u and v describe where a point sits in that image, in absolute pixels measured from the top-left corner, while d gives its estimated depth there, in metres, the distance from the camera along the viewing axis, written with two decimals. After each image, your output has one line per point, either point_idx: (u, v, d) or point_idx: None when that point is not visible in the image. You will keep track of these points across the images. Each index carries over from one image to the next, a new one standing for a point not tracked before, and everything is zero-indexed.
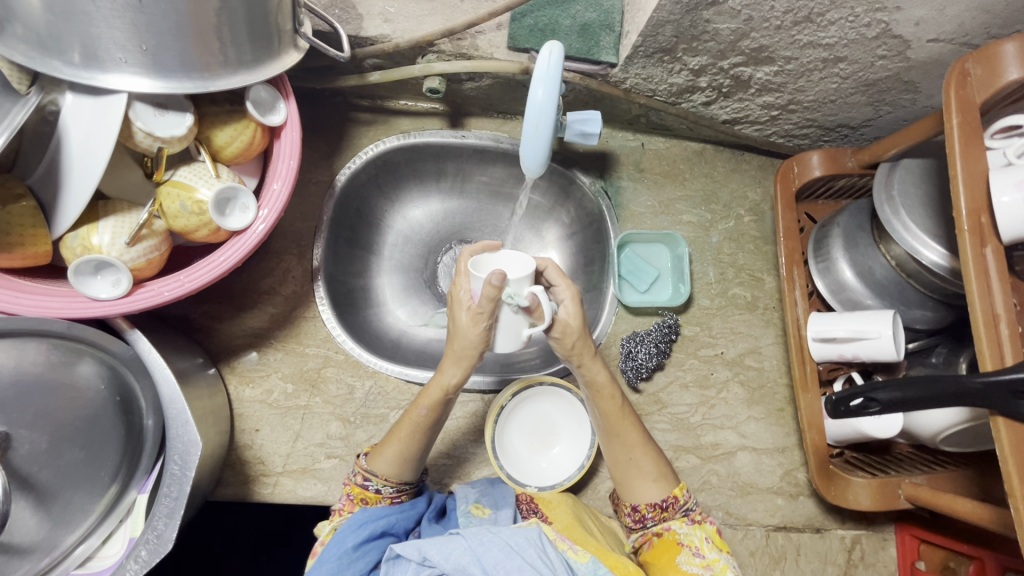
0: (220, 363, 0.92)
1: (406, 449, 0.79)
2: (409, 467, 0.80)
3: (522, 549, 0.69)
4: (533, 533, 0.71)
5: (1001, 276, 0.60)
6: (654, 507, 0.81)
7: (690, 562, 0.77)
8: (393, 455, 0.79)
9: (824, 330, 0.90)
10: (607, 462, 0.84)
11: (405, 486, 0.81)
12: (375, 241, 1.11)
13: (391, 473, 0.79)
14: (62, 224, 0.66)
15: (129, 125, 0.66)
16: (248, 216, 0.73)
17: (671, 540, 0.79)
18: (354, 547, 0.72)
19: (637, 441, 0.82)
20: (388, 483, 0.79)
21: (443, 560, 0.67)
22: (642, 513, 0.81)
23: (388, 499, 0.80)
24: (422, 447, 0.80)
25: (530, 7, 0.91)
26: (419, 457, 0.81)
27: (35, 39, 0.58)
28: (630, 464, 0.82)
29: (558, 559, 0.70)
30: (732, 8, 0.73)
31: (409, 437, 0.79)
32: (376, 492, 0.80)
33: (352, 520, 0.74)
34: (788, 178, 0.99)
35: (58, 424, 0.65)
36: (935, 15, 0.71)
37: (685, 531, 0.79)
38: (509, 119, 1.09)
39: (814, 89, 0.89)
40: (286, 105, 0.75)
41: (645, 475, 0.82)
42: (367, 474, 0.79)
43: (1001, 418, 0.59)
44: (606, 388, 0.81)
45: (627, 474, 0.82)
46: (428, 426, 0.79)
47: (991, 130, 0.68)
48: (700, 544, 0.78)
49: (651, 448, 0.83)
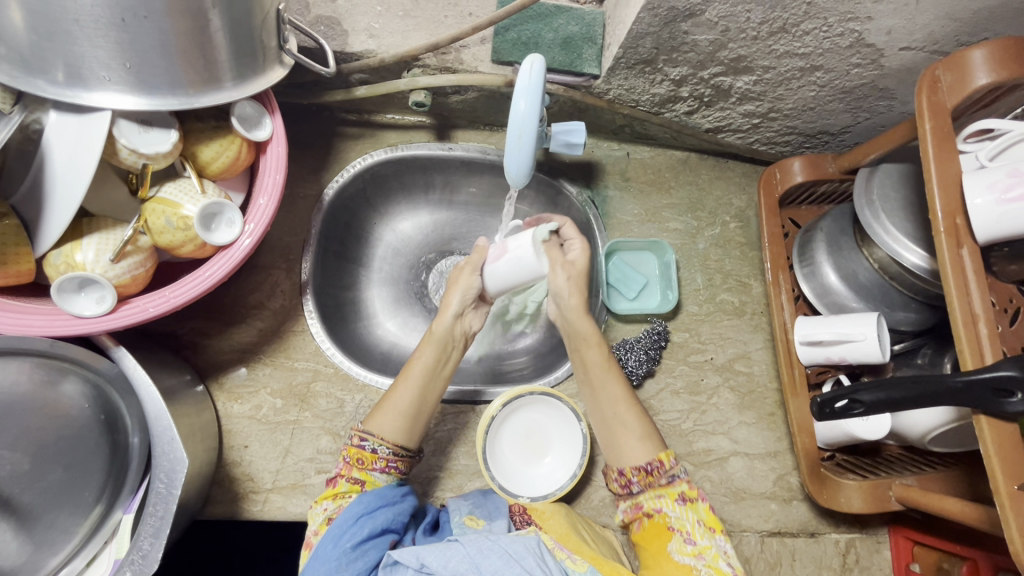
0: (208, 379, 0.91)
1: (402, 401, 0.81)
2: (406, 426, 0.81)
3: (521, 557, 0.68)
4: (532, 540, 0.71)
5: (978, 274, 0.62)
6: (638, 471, 0.80)
7: (682, 550, 0.75)
8: (389, 412, 0.80)
9: (810, 334, 0.90)
10: (595, 424, 0.87)
11: (402, 451, 0.80)
12: (364, 255, 1.11)
13: (388, 434, 0.79)
14: (45, 242, 0.66)
15: (113, 142, 0.65)
16: (234, 231, 0.73)
17: (662, 525, 0.78)
18: (353, 547, 0.69)
19: (620, 393, 0.86)
20: (384, 444, 0.78)
21: (441, 567, 0.67)
22: (628, 477, 0.81)
23: (383, 462, 0.78)
24: (421, 398, 0.83)
25: (512, 21, 0.92)
26: (418, 414, 0.82)
27: (18, 58, 0.59)
28: (613, 421, 0.84)
29: (557, 567, 0.69)
30: (709, 20, 0.74)
31: (406, 387, 0.82)
32: (373, 452, 0.78)
33: (347, 513, 0.71)
34: (770, 184, 1.01)
35: (39, 444, 0.67)
36: (905, 25, 0.73)
37: (676, 514, 0.77)
38: (495, 131, 1.10)
39: (793, 97, 0.91)
40: (272, 120, 0.76)
41: (629, 433, 0.83)
42: (363, 434, 0.78)
43: (983, 416, 0.60)
44: (593, 340, 0.88)
45: (612, 432, 0.84)
46: (424, 373, 0.84)
47: (964, 134, 0.69)
48: (691, 530, 0.76)
49: (635, 408, 0.85)
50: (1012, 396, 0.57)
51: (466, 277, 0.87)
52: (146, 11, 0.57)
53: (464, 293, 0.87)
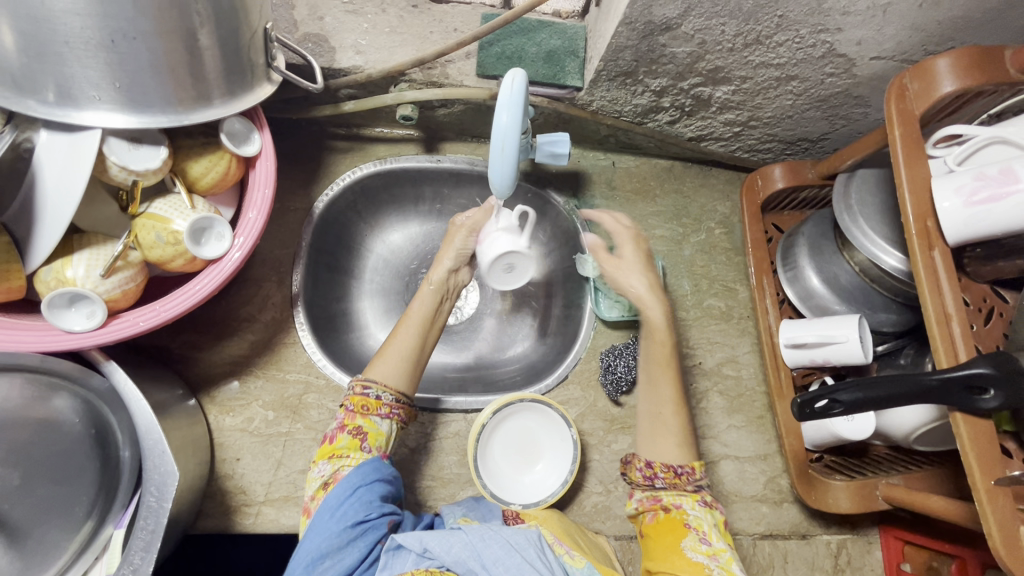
0: (199, 392, 0.92)
1: (401, 347, 0.84)
2: (406, 372, 0.83)
3: (522, 548, 0.69)
4: (533, 534, 0.72)
5: (950, 276, 0.64)
6: (667, 469, 0.82)
7: (696, 547, 0.75)
8: (389, 359, 0.82)
9: (794, 337, 0.92)
10: (643, 417, 0.89)
11: (403, 398, 0.81)
12: (356, 266, 1.13)
13: (390, 380, 0.81)
14: (35, 259, 0.66)
15: (103, 160, 0.67)
16: (224, 245, 0.74)
17: (678, 520, 0.78)
18: (352, 526, 0.67)
19: (673, 397, 0.87)
20: (388, 389, 0.80)
21: (443, 552, 0.67)
22: (654, 470, 0.82)
23: (388, 408, 0.79)
24: (421, 342, 0.85)
25: (496, 36, 0.94)
26: (417, 360, 0.84)
27: (10, 80, 0.60)
28: (659, 418, 0.87)
29: (556, 561, 0.71)
30: (686, 33, 0.77)
31: (407, 331, 0.85)
32: (376, 398, 0.79)
33: (345, 483, 0.71)
34: (753, 191, 1.04)
35: (29, 458, 0.67)
36: (874, 35, 0.75)
37: (696, 513, 0.79)
38: (483, 142, 1.12)
39: (771, 105, 0.94)
40: (260, 136, 0.77)
41: (670, 436, 0.85)
42: (365, 382, 0.79)
43: (959, 415, 0.62)
44: (661, 336, 0.91)
45: (655, 428, 0.86)
46: (423, 318, 0.87)
47: (933, 140, 0.71)
48: (707, 530, 0.77)
49: (682, 411, 0.87)
50: (986, 393, 0.59)
51: (461, 237, 0.94)
52: (136, 32, 0.58)
53: (460, 250, 0.94)
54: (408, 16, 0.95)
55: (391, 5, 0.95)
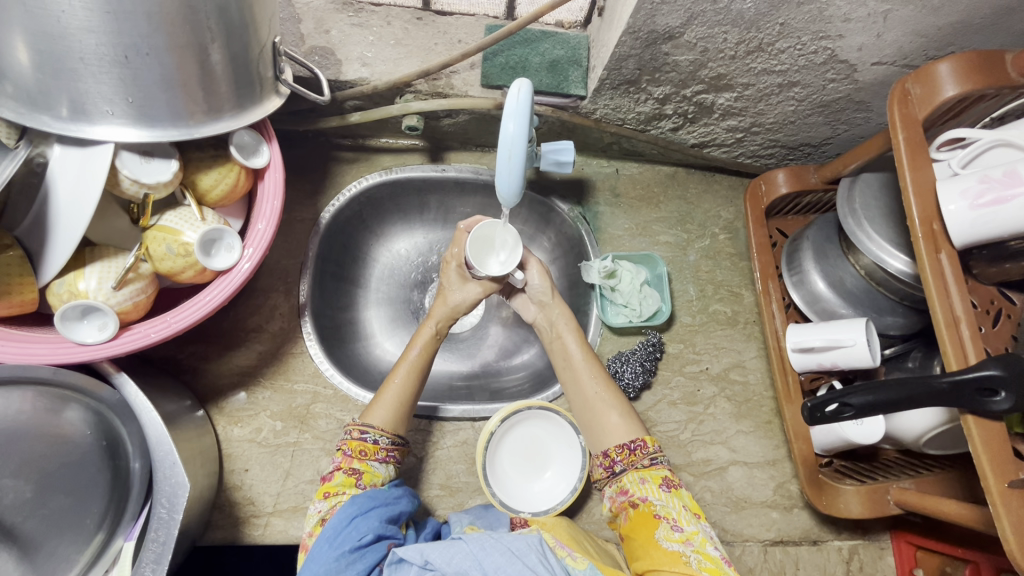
0: (208, 404, 0.92)
1: (397, 394, 0.84)
2: (402, 414, 0.83)
3: (524, 554, 0.67)
4: (535, 539, 0.70)
5: (958, 280, 0.64)
6: (622, 450, 0.82)
7: (670, 537, 0.73)
8: (385, 403, 0.83)
9: (801, 340, 0.92)
10: (576, 406, 0.89)
11: (399, 440, 0.82)
12: (362, 276, 1.13)
13: (386, 424, 0.81)
14: (48, 272, 0.67)
15: (115, 173, 0.68)
16: (233, 256, 0.75)
17: (648, 514, 0.76)
18: (352, 549, 0.67)
19: (600, 377, 0.89)
20: (385, 434, 0.80)
21: (445, 564, 0.66)
22: (611, 459, 0.82)
23: (384, 452, 0.80)
24: (416, 389, 0.86)
25: (500, 47, 0.95)
26: (411, 402, 0.85)
27: (24, 96, 0.61)
28: (593, 400, 0.87)
29: (558, 564, 0.68)
30: (688, 41, 0.78)
31: (402, 380, 0.85)
32: (375, 443, 0.79)
33: (341, 513, 0.70)
34: (756, 196, 1.05)
35: (41, 471, 0.68)
36: (875, 41, 0.76)
37: (662, 502, 0.76)
38: (487, 151, 1.13)
39: (773, 111, 0.94)
40: (268, 147, 0.78)
41: (609, 412, 0.86)
42: (363, 427, 0.80)
43: (970, 417, 0.62)
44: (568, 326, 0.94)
45: (595, 408, 0.86)
46: (417, 365, 0.87)
47: (937, 143, 0.72)
48: (677, 517, 0.75)
49: (611, 385, 0.88)
50: (996, 395, 0.59)
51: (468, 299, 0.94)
52: (149, 48, 0.59)
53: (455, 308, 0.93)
54: (413, 28, 0.96)
55: (395, 17, 0.97)
